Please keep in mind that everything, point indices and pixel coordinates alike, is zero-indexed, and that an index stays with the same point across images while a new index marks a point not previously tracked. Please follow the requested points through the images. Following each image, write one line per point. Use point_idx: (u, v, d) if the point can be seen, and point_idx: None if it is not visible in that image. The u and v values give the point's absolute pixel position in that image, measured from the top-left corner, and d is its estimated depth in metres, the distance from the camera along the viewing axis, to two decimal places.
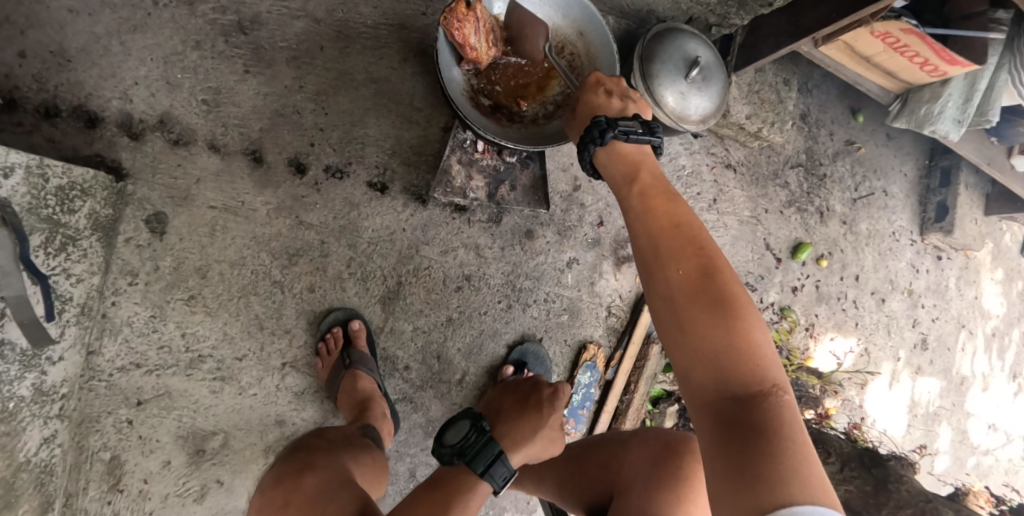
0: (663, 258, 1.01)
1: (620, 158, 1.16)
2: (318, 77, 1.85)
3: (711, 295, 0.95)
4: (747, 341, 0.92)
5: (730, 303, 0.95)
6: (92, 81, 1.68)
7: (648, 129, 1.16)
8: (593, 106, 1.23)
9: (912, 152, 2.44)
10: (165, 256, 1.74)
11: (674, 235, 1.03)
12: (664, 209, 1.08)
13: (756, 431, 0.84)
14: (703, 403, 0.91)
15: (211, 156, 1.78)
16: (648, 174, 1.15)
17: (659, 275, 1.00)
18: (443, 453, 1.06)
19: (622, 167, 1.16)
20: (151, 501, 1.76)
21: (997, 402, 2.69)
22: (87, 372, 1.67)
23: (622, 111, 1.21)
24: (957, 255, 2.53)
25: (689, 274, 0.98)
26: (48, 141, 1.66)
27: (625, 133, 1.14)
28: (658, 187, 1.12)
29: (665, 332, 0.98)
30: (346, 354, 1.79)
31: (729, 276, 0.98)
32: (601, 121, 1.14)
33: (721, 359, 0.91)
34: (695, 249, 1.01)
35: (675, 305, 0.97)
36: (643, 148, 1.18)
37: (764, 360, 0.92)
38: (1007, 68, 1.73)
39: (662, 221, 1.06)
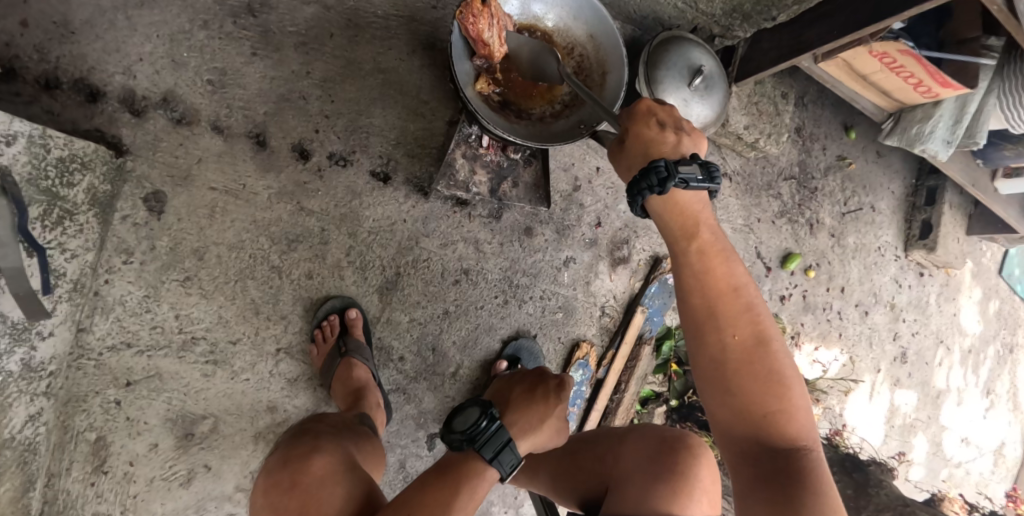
0: (722, 323, 1.05)
1: (677, 208, 1.09)
2: (326, 64, 1.85)
3: (764, 364, 1.04)
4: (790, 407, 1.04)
5: (779, 372, 1.05)
6: (96, 55, 1.65)
7: (709, 176, 1.07)
8: (644, 143, 1.13)
9: (900, 171, 2.52)
10: (162, 236, 1.72)
11: (731, 297, 1.07)
12: (723, 268, 1.08)
13: (799, 483, 0.97)
14: (748, 452, 1.04)
15: (214, 138, 1.76)
16: (702, 224, 1.11)
17: (713, 336, 1.06)
18: (452, 439, 1.07)
19: (677, 216, 1.10)
20: (136, 484, 1.73)
21: (970, 416, 2.80)
22: (76, 350, 1.64)
23: (676, 148, 1.11)
24: (938, 272, 2.63)
25: (743, 341, 1.05)
26: (46, 113, 1.63)
27: (687, 182, 1.05)
28: (712, 239, 1.11)
29: (716, 387, 1.06)
30: (342, 342, 1.79)
31: (776, 344, 1.07)
32: (662, 167, 1.05)
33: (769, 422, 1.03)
34: (749, 314, 1.06)
35: (731, 371, 1.04)
36: (701, 194, 1.10)
37: (801, 422, 1.05)
38: (996, 93, 1.81)
39: (720, 284, 1.07)
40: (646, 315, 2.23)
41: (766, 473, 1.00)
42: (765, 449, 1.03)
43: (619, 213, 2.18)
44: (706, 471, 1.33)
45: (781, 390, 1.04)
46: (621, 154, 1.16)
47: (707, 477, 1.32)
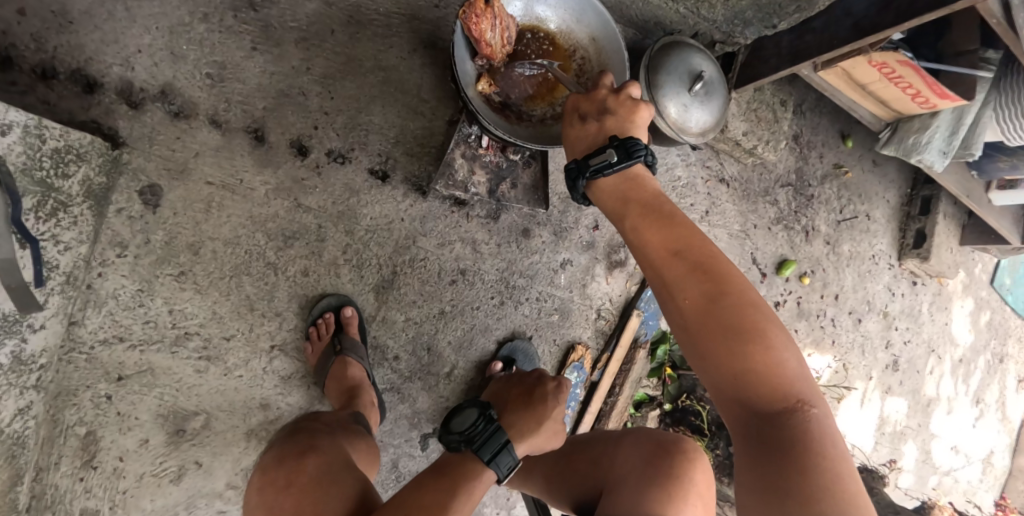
0: (671, 289, 1.01)
1: (606, 194, 1.17)
2: (326, 60, 1.84)
3: (721, 320, 0.94)
4: (765, 362, 0.92)
5: (740, 325, 0.93)
6: (94, 45, 1.64)
7: (626, 154, 1.14)
8: (572, 141, 1.27)
9: (895, 180, 2.54)
10: (157, 230, 1.70)
11: (673, 262, 1.02)
12: (660, 235, 1.05)
13: (781, 454, 0.88)
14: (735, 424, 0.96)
15: (212, 132, 1.75)
16: (635, 197, 1.13)
17: (667, 309, 1.01)
18: (450, 440, 1.10)
19: (609, 200, 1.17)
20: (125, 480, 1.71)
21: (960, 425, 2.82)
22: (68, 343, 1.62)
23: (596, 137, 1.22)
24: (931, 282, 2.65)
25: (696, 300, 0.97)
26: (42, 103, 1.61)
27: (602, 171, 1.15)
28: (650, 208, 1.11)
29: (687, 360, 1.00)
30: (337, 340, 1.78)
31: (738, 294, 0.97)
32: (573, 168, 1.19)
33: (740, 385, 0.93)
34: (697, 272, 0.99)
35: (689, 337, 0.97)
36: (631, 170, 1.16)
37: (786, 378, 0.92)
38: (993, 106, 1.83)
39: (661, 251, 1.04)
40: (641, 318, 2.22)
41: (750, 447, 0.91)
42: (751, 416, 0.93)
43: None
44: (701, 476, 1.33)
45: (750, 347, 0.92)
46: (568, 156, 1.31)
47: (702, 481, 1.32)
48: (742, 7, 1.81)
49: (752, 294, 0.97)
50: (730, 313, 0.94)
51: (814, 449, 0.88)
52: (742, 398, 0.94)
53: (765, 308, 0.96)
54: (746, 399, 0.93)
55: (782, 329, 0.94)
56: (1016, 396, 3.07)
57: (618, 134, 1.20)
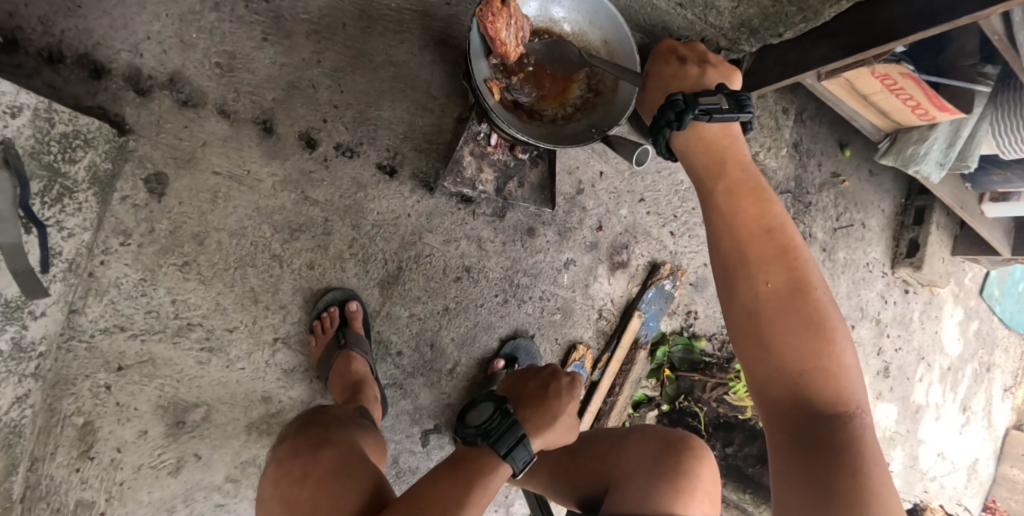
0: (755, 268, 0.99)
1: (700, 146, 1.09)
2: (337, 54, 1.83)
3: (802, 314, 0.96)
4: (833, 364, 0.96)
5: (818, 324, 0.96)
6: (102, 30, 1.61)
7: (736, 105, 1.08)
8: (666, 77, 1.22)
9: (890, 190, 2.59)
10: (162, 219, 1.68)
11: (764, 240, 1.00)
12: (754, 206, 1.03)
13: (834, 456, 0.92)
14: (781, 419, 0.98)
15: (220, 122, 1.73)
16: (732, 159, 1.08)
17: (745, 285, 0.99)
18: (466, 434, 1.10)
19: (703, 152, 1.09)
20: (123, 471, 1.68)
21: (947, 432, 2.89)
22: (67, 331, 1.59)
23: (701, 82, 1.13)
24: (922, 290, 2.71)
25: (779, 287, 0.98)
26: (48, 87, 1.58)
27: (709, 113, 1.06)
28: (742, 177, 1.07)
29: (746, 344, 1.00)
30: (341, 334, 1.78)
31: (818, 291, 0.99)
32: (680, 101, 1.08)
33: (805, 380, 0.96)
34: (787, 258, 0.99)
35: (762, 323, 0.97)
36: (731, 126, 1.10)
37: (847, 383, 0.97)
38: (989, 120, 1.88)
39: (752, 225, 1.01)
40: (642, 320, 2.25)
41: (800, 443, 0.95)
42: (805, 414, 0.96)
43: (620, 218, 2.19)
44: (707, 472, 1.35)
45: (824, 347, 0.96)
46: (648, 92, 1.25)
47: (708, 478, 1.34)
48: (748, 14, 1.85)
49: (825, 293, 1.00)
50: (814, 309, 0.96)
51: (863, 455, 0.93)
52: (800, 394, 0.96)
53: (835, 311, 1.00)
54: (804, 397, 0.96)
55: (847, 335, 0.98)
56: (1001, 404, 3.14)
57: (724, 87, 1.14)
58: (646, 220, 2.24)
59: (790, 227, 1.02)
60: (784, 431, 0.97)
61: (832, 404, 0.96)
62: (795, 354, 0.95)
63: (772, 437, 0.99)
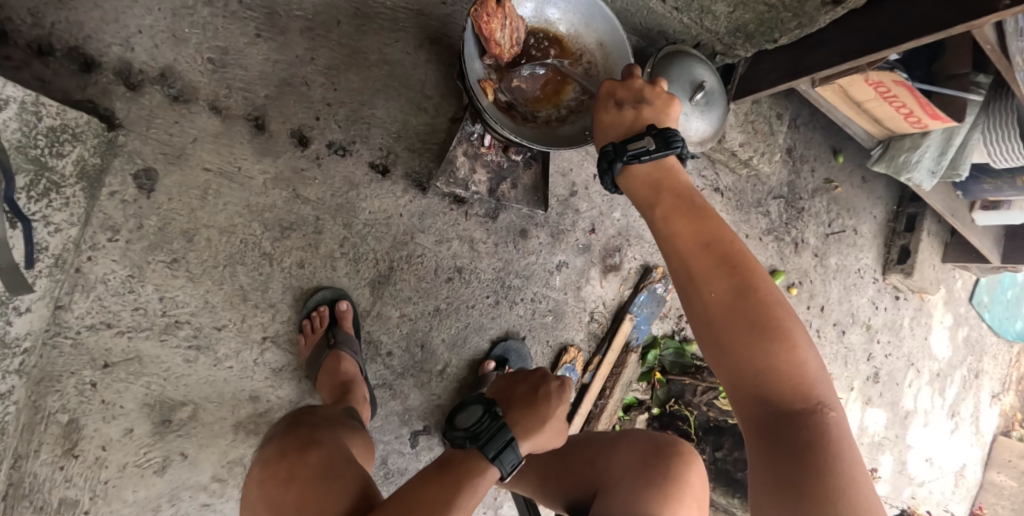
0: (699, 282, 1.02)
1: (640, 182, 1.15)
2: (331, 52, 1.81)
3: (749, 317, 0.96)
4: (788, 362, 0.95)
5: (768, 325, 0.96)
6: (93, 23, 1.60)
7: (663, 143, 1.13)
8: (605, 126, 1.24)
9: (882, 197, 2.61)
10: (151, 215, 1.66)
11: (703, 254, 1.03)
12: (690, 225, 1.07)
13: (800, 454, 0.90)
14: (751, 424, 0.97)
15: (211, 118, 1.72)
16: (668, 187, 1.14)
17: (693, 299, 1.02)
18: (455, 436, 1.09)
19: (641, 186, 1.16)
20: (107, 470, 1.67)
21: (935, 438, 2.91)
22: (53, 327, 1.57)
23: (634, 123, 1.20)
24: (913, 297, 2.73)
25: (725, 296, 0.99)
26: (37, 79, 1.56)
27: (638, 157, 1.14)
28: (680, 200, 1.11)
29: (708, 355, 1.01)
30: (331, 333, 1.77)
31: (766, 293, 0.99)
32: (610, 151, 1.17)
33: (762, 382, 0.95)
34: (728, 267, 1.01)
35: (715, 334, 0.99)
36: (665, 161, 1.16)
37: (808, 380, 0.95)
38: (981, 128, 1.88)
39: (691, 243, 1.05)
40: (634, 323, 2.24)
41: (766, 447, 0.93)
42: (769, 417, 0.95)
43: (613, 221, 2.19)
44: (696, 477, 1.35)
45: (775, 348, 0.95)
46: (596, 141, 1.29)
47: (697, 482, 1.34)
48: (744, 19, 1.85)
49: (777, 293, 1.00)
50: (760, 310, 0.96)
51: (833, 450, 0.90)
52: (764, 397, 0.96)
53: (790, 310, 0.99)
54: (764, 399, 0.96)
55: (803, 331, 0.97)
56: (989, 410, 3.16)
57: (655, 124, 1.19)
58: (639, 223, 2.24)
59: (731, 237, 1.04)
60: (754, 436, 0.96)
61: (797, 403, 0.94)
62: (747, 358, 0.96)
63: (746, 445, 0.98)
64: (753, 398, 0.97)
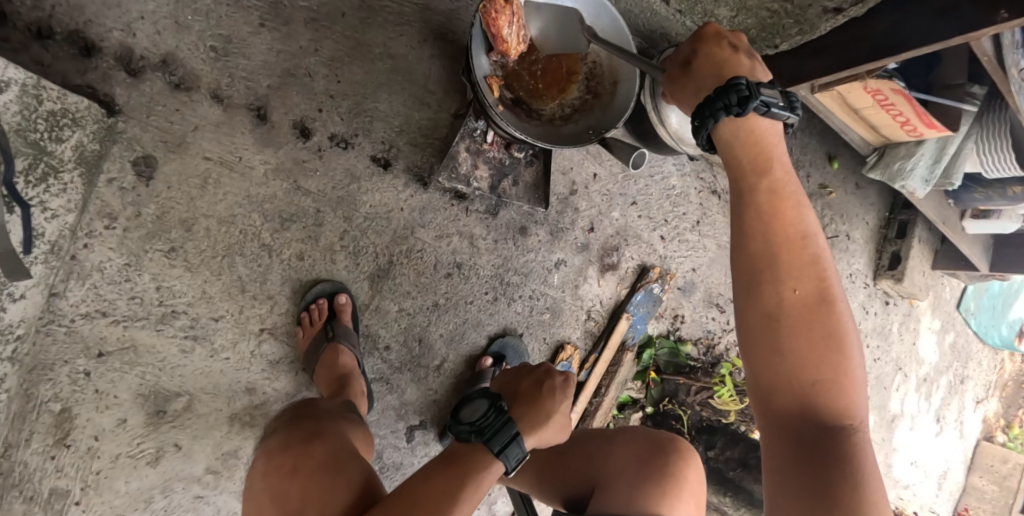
0: (785, 275, 1.00)
1: (750, 137, 1.04)
2: (335, 43, 1.80)
3: (822, 325, 0.99)
4: (844, 374, 0.99)
5: (835, 337, 0.99)
6: (95, 7, 1.57)
7: (789, 105, 1.04)
8: (717, 62, 1.08)
9: (875, 203, 2.65)
10: (149, 203, 1.64)
11: (798, 248, 1.00)
12: (793, 212, 1.02)
13: (842, 463, 0.94)
14: (785, 424, 1.00)
15: (213, 107, 1.70)
16: (775, 159, 1.05)
17: (771, 289, 1.00)
18: (460, 430, 1.09)
19: (749, 146, 1.04)
20: (100, 460, 1.65)
21: (921, 441, 2.97)
22: (47, 314, 1.55)
23: (755, 75, 1.07)
24: (902, 302, 2.78)
25: (805, 298, 0.99)
26: (36, 63, 1.54)
27: (767, 106, 1.01)
28: (786, 179, 1.04)
29: (760, 350, 1.01)
30: (330, 326, 1.76)
31: (841, 305, 1.01)
32: (744, 86, 1.00)
33: (818, 388, 0.98)
34: (817, 270, 1.01)
35: (782, 328, 0.99)
36: (778, 126, 1.06)
37: (854, 392, 1.00)
38: (974, 138, 1.93)
39: (788, 231, 1.01)
40: (630, 322, 2.26)
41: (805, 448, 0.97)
42: (807, 422, 0.99)
43: (612, 220, 2.20)
44: (694, 474, 1.37)
45: (837, 361, 0.98)
46: (690, 74, 1.10)
47: (694, 479, 1.36)
48: (746, 24, 1.87)
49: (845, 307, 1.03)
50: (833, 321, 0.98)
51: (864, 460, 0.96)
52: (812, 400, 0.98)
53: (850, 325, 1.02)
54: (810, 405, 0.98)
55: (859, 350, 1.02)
56: (973, 415, 3.23)
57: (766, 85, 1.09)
58: (638, 223, 2.25)
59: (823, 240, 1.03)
60: (784, 430, 1.00)
61: (839, 410, 0.99)
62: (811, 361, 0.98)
63: (773, 443, 1.01)
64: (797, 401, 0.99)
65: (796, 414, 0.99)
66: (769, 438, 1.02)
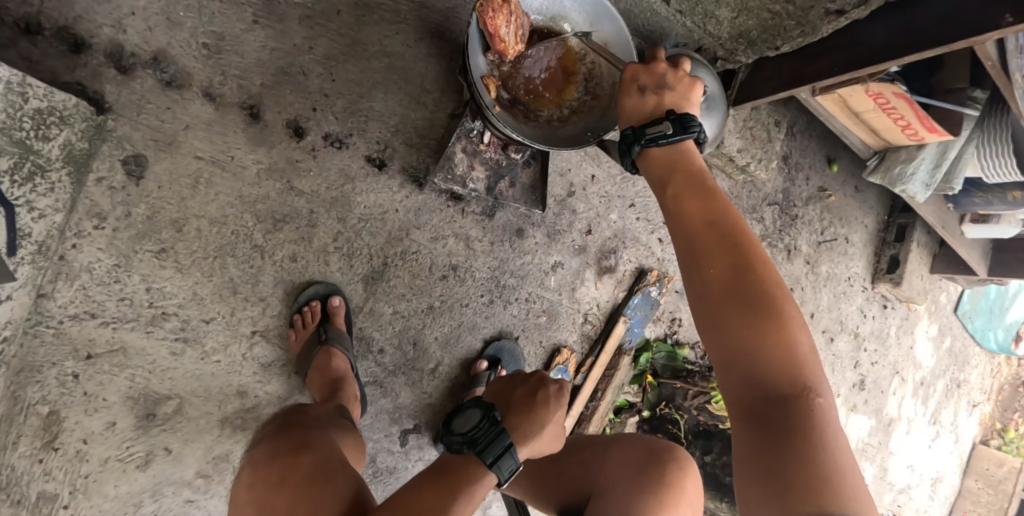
0: (701, 257, 1.03)
1: (655, 163, 1.20)
2: (330, 41, 1.77)
3: (747, 295, 0.97)
4: (781, 340, 0.94)
5: (761, 303, 0.96)
6: (84, 2, 1.54)
7: (681, 128, 1.18)
8: (628, 107, 1.30)
9: (874, 207, 2.63)
10: (139, 203, 1.61)
11: (707, 232, 1.05)
12: (698, 204, 1.09)
13: (787, 435, 0.89)
14: (738, 401, 0.96)
15: (205, 105, 1.67)
16: (681, 167, 1.17)
17: (693, 275, 1.03)
18: (452, 441, 1.07)
19: (656, 165, 1.20)
20: (88, 464, 1.62)
21: (917, 445, 2.96)
22: (34, 316, 1.52)
23: (656, 109, 1.26)
24: (900, 306, 2.77)
25: (723, 273, 1.00)
26: (23, 59, 1.50)
27: (655, 140, 1.19)
28: (691, 182, 1.14)
29: (701, 332, 1.02)
30: (323, 329, 1.73)
31: (768, 277, 0.99)
32: (629, 135, 1.22)
33: (754, 358, 0.94)
34: (730, 246, 1.02)
35: (710, 307, 0.99)
36: (682, 145, 1.21)
37: (800, 361, 0.94)
38: (975, 143, 1.90)
39: (696, 220, 1.07)
40: (627, 325, 2.24)
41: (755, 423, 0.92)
42: (755, 396, 0.94)
43: (610, 222, 2.18)
44: (691, 482, 1.35)
45: (769, 327, 0.95)
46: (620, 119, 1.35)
47: (691, 488, 1.35)
48: (747, 25, 1.85)
49: (777, 278, 1.00)
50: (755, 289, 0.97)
51: (816, 429, 0.89)
52: (752, 372, 0.95)
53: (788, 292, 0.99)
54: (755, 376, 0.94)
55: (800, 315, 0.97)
56: (969, 419, 3.23)
57: (676, 110, 1.25)
58: (636, 225, 2.23)
59: (738, 219, 1.05)
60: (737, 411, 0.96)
61: (785, 380, 0.93)
62: (739, 332, 0.95)
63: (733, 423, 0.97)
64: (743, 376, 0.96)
65: (741, 390, 0.96)
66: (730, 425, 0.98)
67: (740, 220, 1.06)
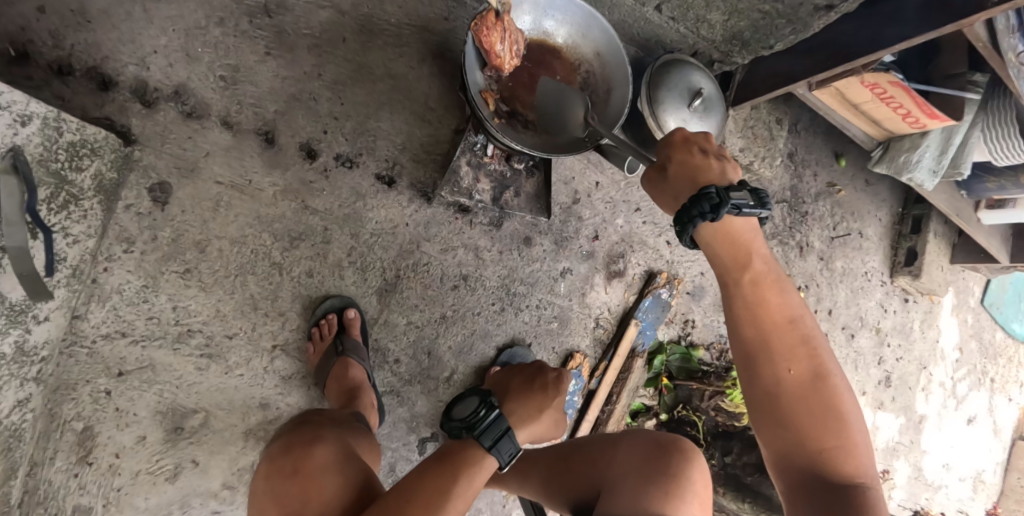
0: (778, 355, 1.13)
1: (729, 242, 1.14)
2: (337, 67, 1.87)
3: (820, 396, 1.12)
4: (843, 436, 1.12)
5: (829, 404, 1.12)
6: (111, 44, 1.67)
7: (760, 201, 1.11)
8: (689, 169, 1.16)
9: (887, 200, 2.61)
10: (164, 227, 1.71)
11: (786, 330, 1.14)
12: (778, 299, 1.14)
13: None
14: (798, 485, 1.13)
15: (222, 132, 1.77)
16: (754, 252, 1.15)
17: (771, 369, 1.13)
18: (451, 426, 1.09)
19: (728, 244, 1.14)
20: (121, 477, 1.69)
21: (950, 441, 2.86)
22: (70, 336, 1.62)
23: (723, 176, 1.15)
24: (921, 300, 2.71)
25: (800, 374, 1.13)
26: (56, 98, 1.63)
27: (739, 208, 1.09)
28: (767, 269, 1.16)
29: (770, 423, 1.15)
30: (339, 341, 1.80)
31: (835, 376, 1.15)
32: (716, 194, 1.07)
33: (819, 453, 1.12)
34: (808, 347, 1.14)
35: (784, 406, 1.13)
36: (752, 220, 1.15)
37: (858, 453, 1.13)
38: (980, 126, 1.90)
39: (774, 317, 1.14)
40: (639, 329, 2.25)
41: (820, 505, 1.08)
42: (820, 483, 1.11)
43: (616, 227, 2.21)
44: (698, 473, 1.35)
45: (832, 424, 1.12)
46: (668, 182, 1.18)
47: (699, 478, 1.35)
48: (739, 27, 1.91)
49: (840, 376, 1.16)
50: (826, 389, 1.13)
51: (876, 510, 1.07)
52: (819, 463, 1.12)
53: (846, 390, 1.16)
54: (823, 467, 1.11)
55: (856, 412, 1.15)
56: (1007, 413, 3.11)
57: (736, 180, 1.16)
58: (643, 229, 2.26)
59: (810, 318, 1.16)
60: (796, 490, 1.13)
61: (846, 470, 1.11)
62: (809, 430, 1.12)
63: (790, 501, 1.13)
64: (807, 465, 1.13)
65: (801, 475, 1.13)
66: (784, 497, 1.15)
67: (810, 319, 1.17)
